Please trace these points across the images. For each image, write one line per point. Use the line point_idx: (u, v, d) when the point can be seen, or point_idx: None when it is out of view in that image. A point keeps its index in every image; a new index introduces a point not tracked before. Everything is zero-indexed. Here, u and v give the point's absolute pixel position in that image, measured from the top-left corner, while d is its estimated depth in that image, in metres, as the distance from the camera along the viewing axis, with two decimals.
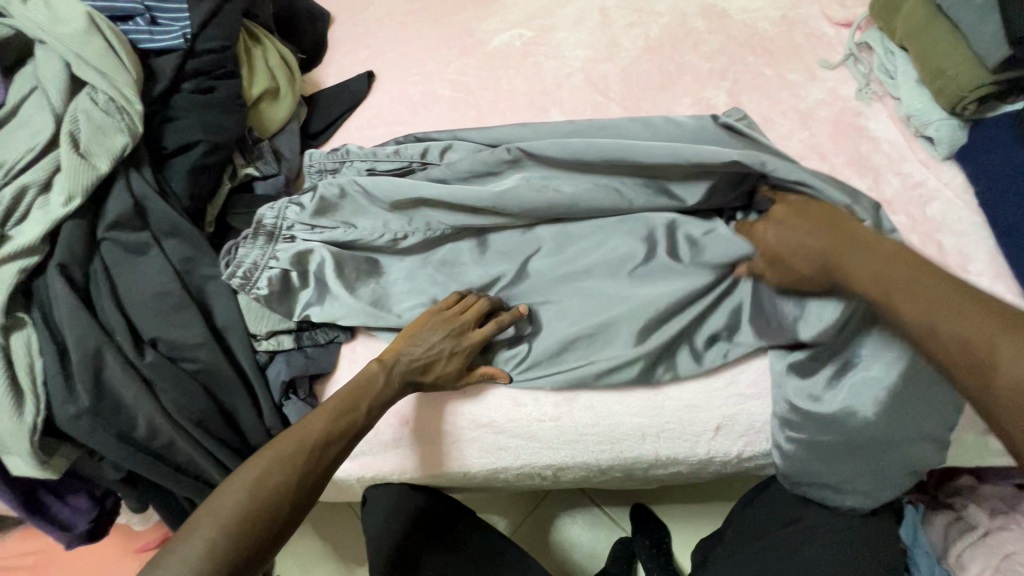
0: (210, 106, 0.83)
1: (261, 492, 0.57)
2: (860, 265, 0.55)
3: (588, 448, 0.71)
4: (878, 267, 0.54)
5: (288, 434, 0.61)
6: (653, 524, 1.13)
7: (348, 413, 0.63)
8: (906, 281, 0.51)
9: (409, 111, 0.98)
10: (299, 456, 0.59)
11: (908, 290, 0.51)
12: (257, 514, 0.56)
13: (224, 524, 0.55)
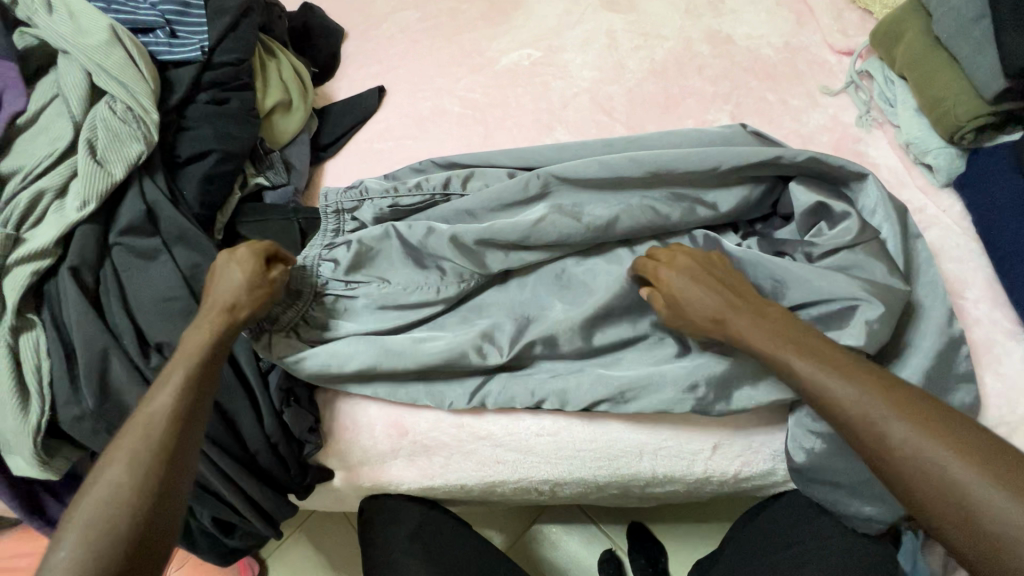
0: (224, 117, 0.85)
1: (95, 549, 0.47)
2: (872, 416, 0.50)
3: (586, 464, 0.71)
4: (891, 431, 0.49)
5: (93, 485, 0.51)
6: (650, 543, 1.13)
7: (156, 422, 0.54)
8: (953, 466, 0.46)
9: (418, 126, 1.01)
10: (121, 495, 0.50)
11: (916, 456, 0.47)
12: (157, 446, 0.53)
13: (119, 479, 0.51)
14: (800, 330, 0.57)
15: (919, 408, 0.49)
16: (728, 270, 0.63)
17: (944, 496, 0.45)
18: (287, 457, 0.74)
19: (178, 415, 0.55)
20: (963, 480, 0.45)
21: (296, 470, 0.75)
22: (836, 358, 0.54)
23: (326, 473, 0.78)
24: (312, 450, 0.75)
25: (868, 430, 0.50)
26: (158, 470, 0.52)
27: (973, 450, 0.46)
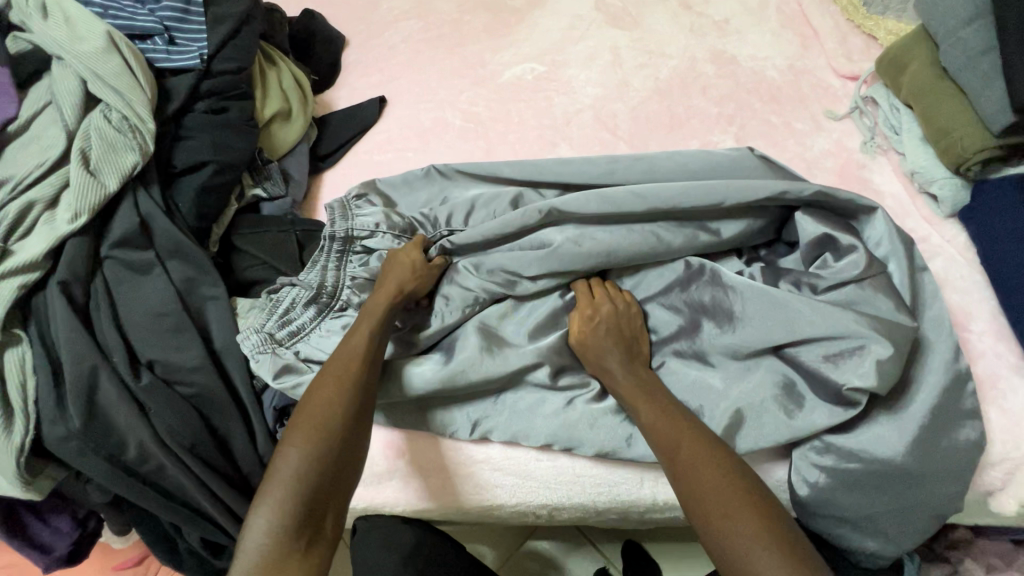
0: (223, 127, 0.83)
1: (318, 455, 0.56)
2: (731, 524, 0.52)
3: (585, 489, 0.70)
4: (743, 535, 0.51)
5: (309, 404, 0.60)
6: (645, 563, 1.12)
7: (353, 357, 0.63)
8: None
9: (419, 139, 0.99)
10: (331, 414, 0.59)
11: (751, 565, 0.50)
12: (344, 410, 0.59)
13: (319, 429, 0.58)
14: (683, 424, 0.59)
15: (763, 516, 0.52)
16: (641, 333, 0.68)
17: None
18: None
19: (371, 353, 0.64)
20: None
21: None
22: (711, 459, 0.56)
23: None
24: None
25: (724, 536, 0.52)
26: (358, 395, 0.61)
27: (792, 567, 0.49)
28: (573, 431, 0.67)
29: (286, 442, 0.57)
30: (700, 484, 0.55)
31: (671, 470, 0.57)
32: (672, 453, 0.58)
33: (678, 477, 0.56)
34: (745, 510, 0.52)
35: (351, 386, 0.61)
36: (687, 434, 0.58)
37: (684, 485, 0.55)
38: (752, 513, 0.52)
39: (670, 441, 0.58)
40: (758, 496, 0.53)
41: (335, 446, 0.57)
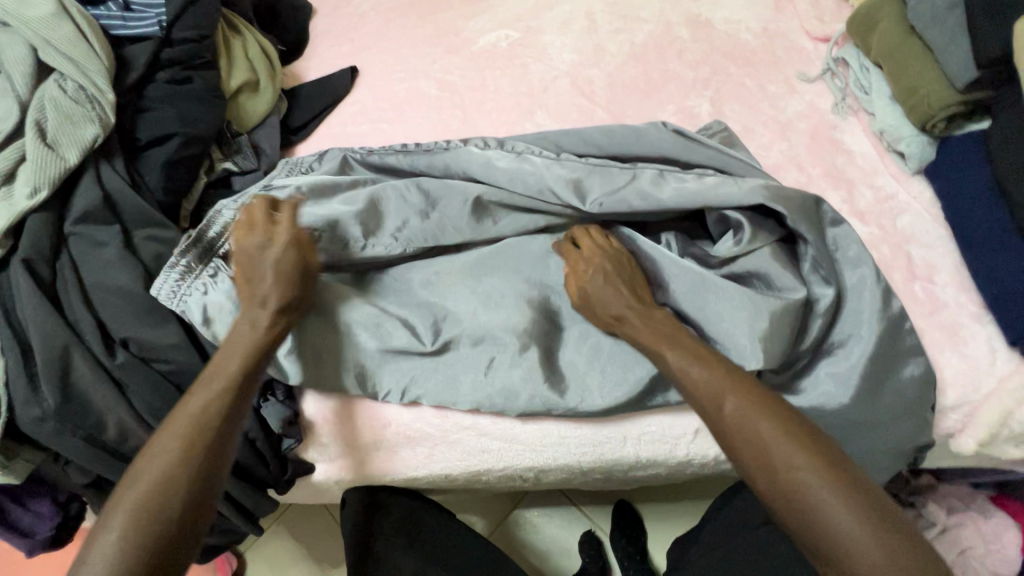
0: (187, 98, 0.80)
1: (146, 540, 0.50)
2: (796, 469, 0.51)
3: (571, 451, 0.72)
4: (804, 481, 0.50)
5: (137, 473, 0.53)
6: (631, 523, 1.15)
7: (184, 425, 0.56)
8: (843, 523, 0.48)
9: (394, 109, 0.98)
10: (158, 496, 0.52)
11: (820, 513, 0.49)
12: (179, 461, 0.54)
13: (148, 487, 0.52)
14: (734, 378, 0.58)
15: (827, 462, 0.51)
16: (635, 272, 0.68)
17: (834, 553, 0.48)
18: (266, 451, 0.72)
19: (210, 413, 0.57)
20: (856, 538, 0.47)
21: (276, 465, 0.73)
22: (773, 410, 0.54)
23: (306, 466, 0.76)
24: (291, 444, 0.74)
25: (786, 479, 0.51)
26: (192, 466, 0.54)
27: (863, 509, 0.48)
28: (558, 395, 0.68)
29: (106, 521, 0.51)
30: (757, 436, 0.53)
31: (721, 430, 0.56)
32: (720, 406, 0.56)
33: (731, 436, 0.55)
34: (809, 454, 0.52)
35: (175, 453, 0.54)
36: (736, 385, 0.57)
37: (739, 444, 0.54)
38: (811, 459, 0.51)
39: (714, 397, 0.57)
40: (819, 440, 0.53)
41: (166, 526, 0.51)
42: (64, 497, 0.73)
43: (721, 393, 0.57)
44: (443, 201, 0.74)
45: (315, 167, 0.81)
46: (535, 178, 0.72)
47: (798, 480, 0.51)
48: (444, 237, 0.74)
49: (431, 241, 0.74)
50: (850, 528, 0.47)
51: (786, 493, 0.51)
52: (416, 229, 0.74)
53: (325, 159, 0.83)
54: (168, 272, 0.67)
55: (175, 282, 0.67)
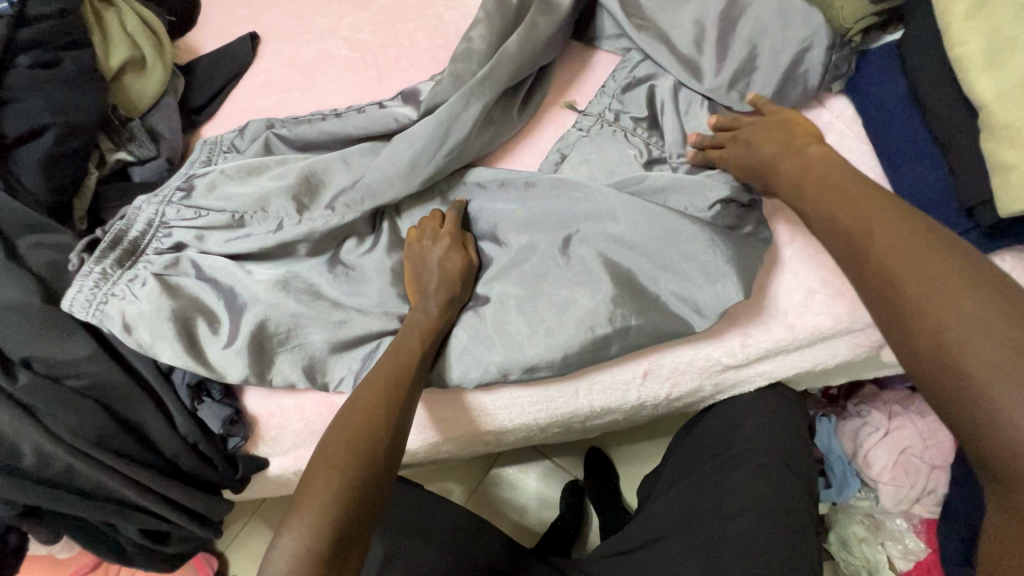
0: (57, 83, 0.71)
1: (302, 551, 0.50)
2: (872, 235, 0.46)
3: (525, 410, 0.71)
4: (885, 242, 0.45)
5: (311, 482, 0.54)
6: (603, 467, 1.19)
7: (342, 447, 0.56)
8: (918, 274, 0.43)
9: (303, 76, 0.90)
10: (343, 501, 0.53)
11: (941, 321, 0.40)
12: (362, 463, 0.55)
13: (333, 496, 0.53)
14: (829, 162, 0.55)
15: (909, 227, 0.45)
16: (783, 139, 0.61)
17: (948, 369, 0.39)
18: (210, 454, 0.69)
19: (383, 431, 0.58)
20: (931, 288, 0.42)
21: (224, 466, 0.70)
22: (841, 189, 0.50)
23: (257, 463, 0.74)
24: (238, 442, 0.70)
25: (918, 298, 0.42)
26: (370, 490, 0.55)
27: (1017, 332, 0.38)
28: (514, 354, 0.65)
29: (278, 538, 0.51)
30: (891, 250, 0.45)
31: (849, 253, 0.48)
32: (854, 219, 0.48)
33: (868, 260, 0.46)
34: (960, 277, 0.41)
35: (356, 458, 0.55)
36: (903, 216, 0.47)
37: (869, 275, 0.46)
38: (889, 225, 0.46)
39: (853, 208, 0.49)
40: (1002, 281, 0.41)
41: (331, 537, 0.51)
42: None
43: (863, 212, 0.48)
44: (377, 162, 0.71)
45: (238, 143, 0.80)
46: (456, 119, 0.70)
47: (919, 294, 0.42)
48: (381, 198, 0.71)
49: (363, 198, 0.71)
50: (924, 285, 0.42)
51: (914, 321, 0.42)
52: (352, 195, 0.71)
53: (246, 135, 0.80)
54: (85, 276, 0.64)
55: (91, 290, 0.64)
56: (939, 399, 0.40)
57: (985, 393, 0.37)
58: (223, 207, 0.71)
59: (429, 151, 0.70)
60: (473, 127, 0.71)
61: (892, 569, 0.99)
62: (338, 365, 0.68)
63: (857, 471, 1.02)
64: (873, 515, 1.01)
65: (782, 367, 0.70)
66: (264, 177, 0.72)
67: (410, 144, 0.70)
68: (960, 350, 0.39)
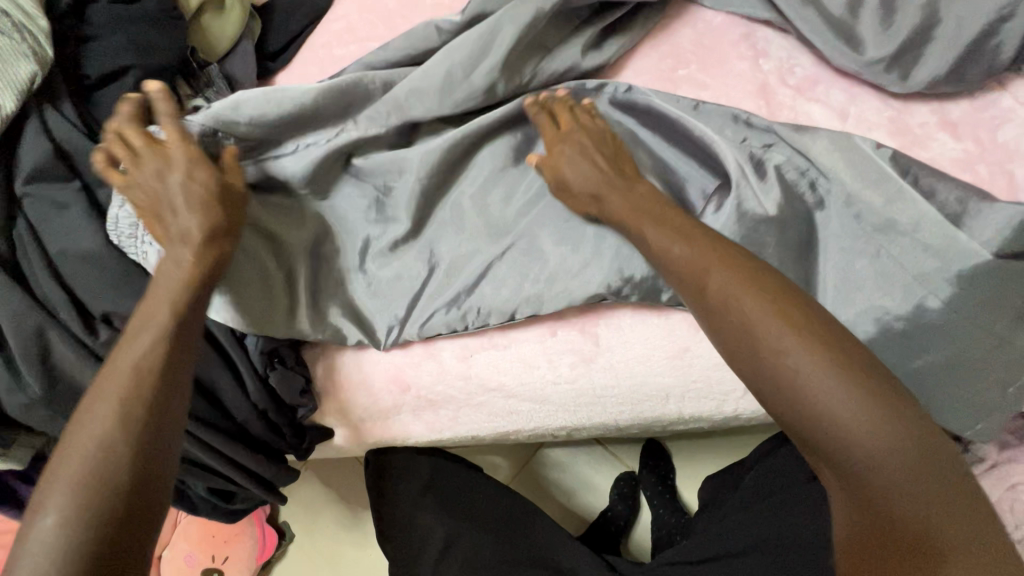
0: (138, 21, 0.67)
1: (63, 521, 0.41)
2: (680, 258, 0.52)
3: (607, 409, 0.66)
4: (697, 261, 0.51)
5: (69, 447, 0.45)
6: (660, 460, 1.14)
7: (116, 397, 0.46)
8: (717, 280, 0.49)
9: (385, 23, 0.83)
10: (93, 468, 0.43)
11: (777, 352, 0.45)
12: (108, 425, 0.45)
13: (74, 468, 0.43)
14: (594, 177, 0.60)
15: (708, 239, 0.52)
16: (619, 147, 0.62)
17: (789, 400, 0.44)
18: (279, 422, 0.67)
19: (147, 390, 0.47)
20: (678, 257, 0.52)
21: (293, 435, 0.69)
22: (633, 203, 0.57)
23: (324, 432, 0.72)
24: (306, 413, 0.68)
25: (721, 309, 0.48)
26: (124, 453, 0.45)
27: (829, 344, 0.44)
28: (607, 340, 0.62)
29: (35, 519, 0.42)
30: (703, 270, 0.50)
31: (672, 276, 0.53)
32: (683, 236, 0.53)
33: (704, 287, 0.49)
34: (759, 293, 0.47)
35: (99, 443, 0.44)
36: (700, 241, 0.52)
37: (702, 308, 0.50)
38: (687, 240, 0.53)
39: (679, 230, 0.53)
40: (785, 290, 0.47)
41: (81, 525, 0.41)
42: None
43: (666, 245, 0.53)
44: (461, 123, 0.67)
45: None
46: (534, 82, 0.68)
47: (732, 304, 0.47)
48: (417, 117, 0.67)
49: (449, 159, 0.67)
50: (754, 309, 0.46)
51: (737, 344, 0.47)
52: (381, 110, 0.67)
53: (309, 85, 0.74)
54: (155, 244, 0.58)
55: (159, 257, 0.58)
56: (782, 410, 0.44)
57: (806, 409, 0.43)
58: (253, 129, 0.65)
59: (468, 69, 0.66)
60: (515, 45, 0.65)
61: None
62: (422, 314, 0.65)
63: None
64: None
65: None
66: (291, 94, 0.65)
67: (446, 59, 0.66)
68: (782, 360, 0.44)
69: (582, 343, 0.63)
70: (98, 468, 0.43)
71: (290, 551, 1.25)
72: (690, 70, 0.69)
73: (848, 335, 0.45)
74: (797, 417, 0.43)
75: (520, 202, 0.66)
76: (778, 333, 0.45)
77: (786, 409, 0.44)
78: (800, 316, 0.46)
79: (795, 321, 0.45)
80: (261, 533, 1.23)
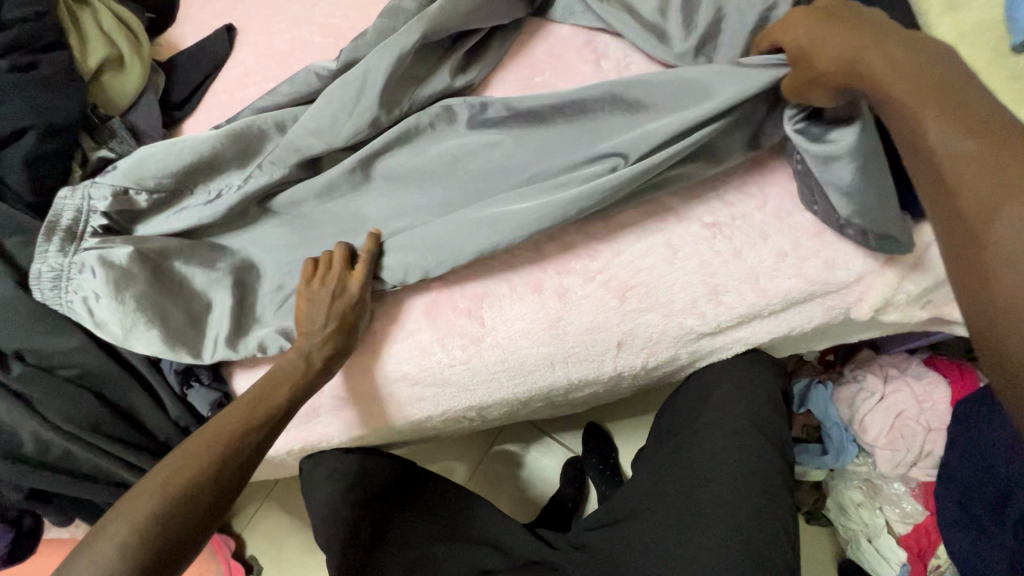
0: (35, 85, 0.73)
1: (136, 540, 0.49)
2: (839, 45, 0.51)
3: (504, 384, 0.73)
4: (898, 58, 0.48)
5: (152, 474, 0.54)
6: (601, 441, 1.20)
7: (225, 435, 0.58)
8: (902, 86, 0.47)
9: (278, 65, 0.91)
10: (190, 493, 0.53)
11: (919, 121, 0.45)
12: (213, 457, 0.56)
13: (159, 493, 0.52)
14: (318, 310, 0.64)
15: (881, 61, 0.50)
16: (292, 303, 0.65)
17: (926, 161, 0.44)
18: None
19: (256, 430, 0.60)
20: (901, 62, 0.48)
21: None
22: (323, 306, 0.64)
23: None
24: None
25: (874, 77, 0.49)
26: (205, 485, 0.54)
27: (970, 120, 0.43)
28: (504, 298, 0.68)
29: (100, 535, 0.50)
30: (851, 49, 0.50)
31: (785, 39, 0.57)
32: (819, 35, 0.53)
33: (821, 46, 0.53)
34: (937, 93, 0.45)
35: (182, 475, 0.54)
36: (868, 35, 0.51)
37: (820, 67, 0.53)
38: (853, 35, 0.51)
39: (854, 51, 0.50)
40: (964, 96, 0.45)
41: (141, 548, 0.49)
42: (14, 514, 0.73)
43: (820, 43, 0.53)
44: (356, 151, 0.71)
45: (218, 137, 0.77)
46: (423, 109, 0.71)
47: (912, 112, 0.46)
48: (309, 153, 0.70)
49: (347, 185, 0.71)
50: (918, 103, 0.46)
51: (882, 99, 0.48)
52: (275, 152, 0.70)
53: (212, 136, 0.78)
54: (73, 294, 0.64)
55: (79, 304, 0.64)
56: (933, 178, 0.43)
57: (955, 173, 0.42)
58: (162, 179, 0.70)
59: (348, 108, 0.69)
60: (388, 80, 0.69)
61: (891, 533, 0.98)
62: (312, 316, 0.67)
63: (854, 438, 1.01)
64: (872, 479, 1.00)
65: (757, 332, 0.69)
66: (188, 143, 0.70)
67: (330, 100, 0.69)
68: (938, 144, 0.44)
69: (468, 325, 0.70)
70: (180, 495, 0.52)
71: None
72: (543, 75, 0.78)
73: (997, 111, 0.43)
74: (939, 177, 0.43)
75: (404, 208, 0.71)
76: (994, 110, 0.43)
77: (922, 166, 0.45)
78: (994, 130, 0.42)
79: (969, 123, 0.43)
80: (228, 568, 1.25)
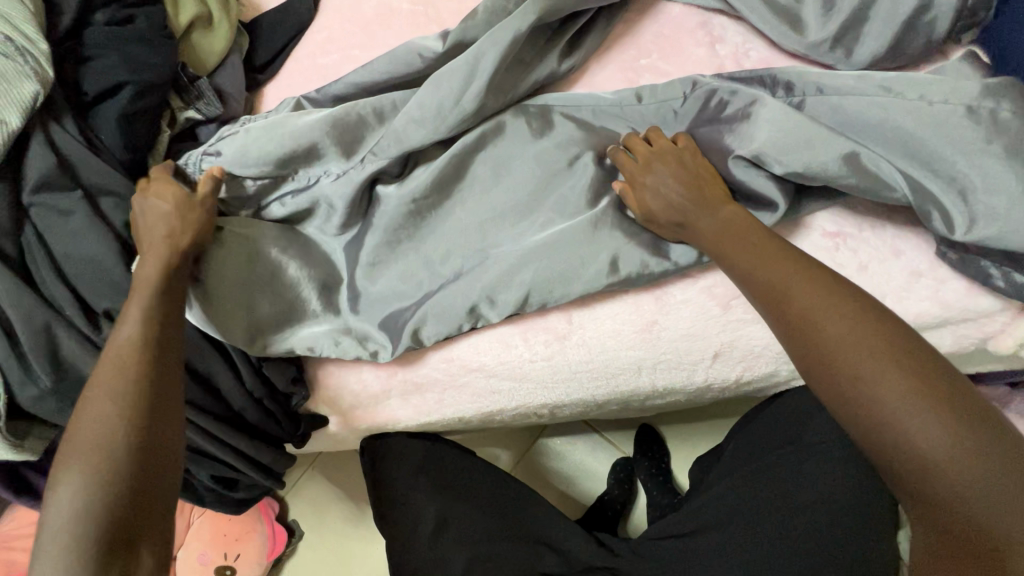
0: (132, 40, 0.72)
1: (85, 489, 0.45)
2: (760, 271, 0.53)
3: (585, 384, 0.69)
4: (764, 265, 0.53)
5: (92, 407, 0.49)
6: (655, 445, 1.16)
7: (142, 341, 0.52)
8: (803, 295, 0.49)
9: (365, 32, 0.87)
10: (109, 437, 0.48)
11: (831, 343, 0.47)
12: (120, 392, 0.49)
13: (90, 442, 0.47)
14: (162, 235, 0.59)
15: (806, 263, 0.52)
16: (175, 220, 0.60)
17: (854, 399, 0.45)
18: (274, 409, 0.71)
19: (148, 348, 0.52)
20: (763, 274, 0.52)
21: (288, 422, 0.73)
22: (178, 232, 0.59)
23: (318, 419, 0.76)
24: (299, 400, 0.72)
25: (781, 291, 0.51)
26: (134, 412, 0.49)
27: (868, 327, 0.46)
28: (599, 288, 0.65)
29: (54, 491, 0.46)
30: (758, 245, 0.54)
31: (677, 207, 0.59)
32: (729, 237, 0.56)
33: (724, 241, 0.56)
34: (862, 324, 0.47)
35: (112, 408, 0.49)
36: (789, 258, 0.52)
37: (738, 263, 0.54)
38: (765, 254, 0.54)
39: (726, 237, 0.56)
40: (877, 318, 0.47)
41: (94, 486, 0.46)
42: None
43: (734, 256, 0.55)
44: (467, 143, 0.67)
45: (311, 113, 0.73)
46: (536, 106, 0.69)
47: (817, 320, 0.48)
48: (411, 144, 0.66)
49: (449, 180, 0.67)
50: (846, 334, 0.46)
51: (788, 312, 0.50)
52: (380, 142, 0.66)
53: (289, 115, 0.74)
54: None
55: None
56: (853, 421, 0.45)
57: (876, 399, 0.44)
58: (263, 166, 0.66)
59: (455, 95, 0.65)
60: (501, 66, 0.65)
61: None
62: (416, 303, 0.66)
63: None
64: None
65: None
66: (291, 126, 0.67)
67: (435, 88, 0.65)
68: (879, 397, 0.44)
69: (554, 320, 0.66)
70: (107, 431, 0.48)
71: (298, 550, 1.28)
72: (651, 59, 0.72)
73: (909, 342, 0.46)
74: (865, 420, 0.44)
75: (497, 191, 0.67)
76: (873, 348, 0.46)
77: (850, 407, 0.45)
78: (887, 338, 0.46)
79: (870, 333, 0.46)
80: (271, 530, 1.24)
